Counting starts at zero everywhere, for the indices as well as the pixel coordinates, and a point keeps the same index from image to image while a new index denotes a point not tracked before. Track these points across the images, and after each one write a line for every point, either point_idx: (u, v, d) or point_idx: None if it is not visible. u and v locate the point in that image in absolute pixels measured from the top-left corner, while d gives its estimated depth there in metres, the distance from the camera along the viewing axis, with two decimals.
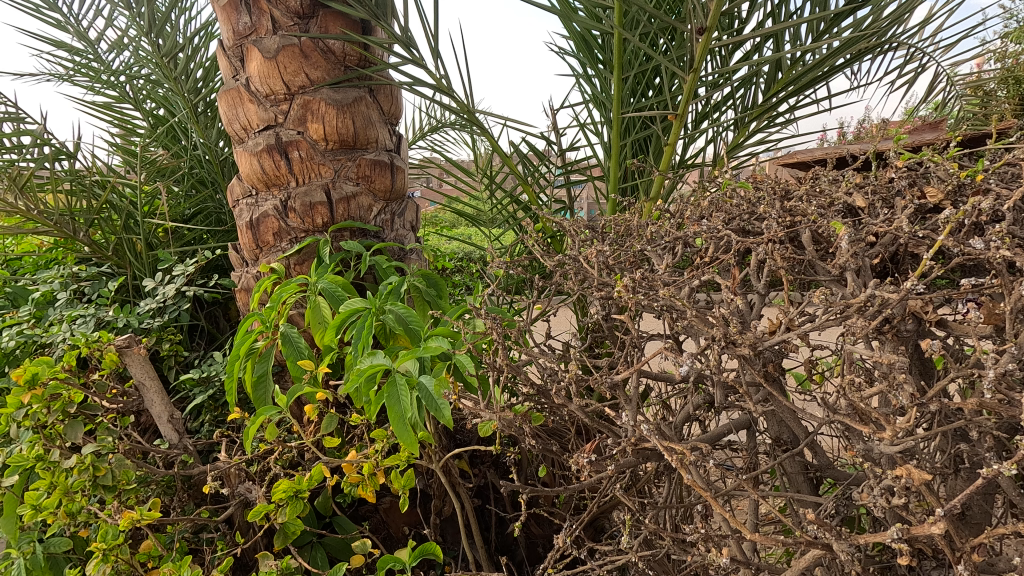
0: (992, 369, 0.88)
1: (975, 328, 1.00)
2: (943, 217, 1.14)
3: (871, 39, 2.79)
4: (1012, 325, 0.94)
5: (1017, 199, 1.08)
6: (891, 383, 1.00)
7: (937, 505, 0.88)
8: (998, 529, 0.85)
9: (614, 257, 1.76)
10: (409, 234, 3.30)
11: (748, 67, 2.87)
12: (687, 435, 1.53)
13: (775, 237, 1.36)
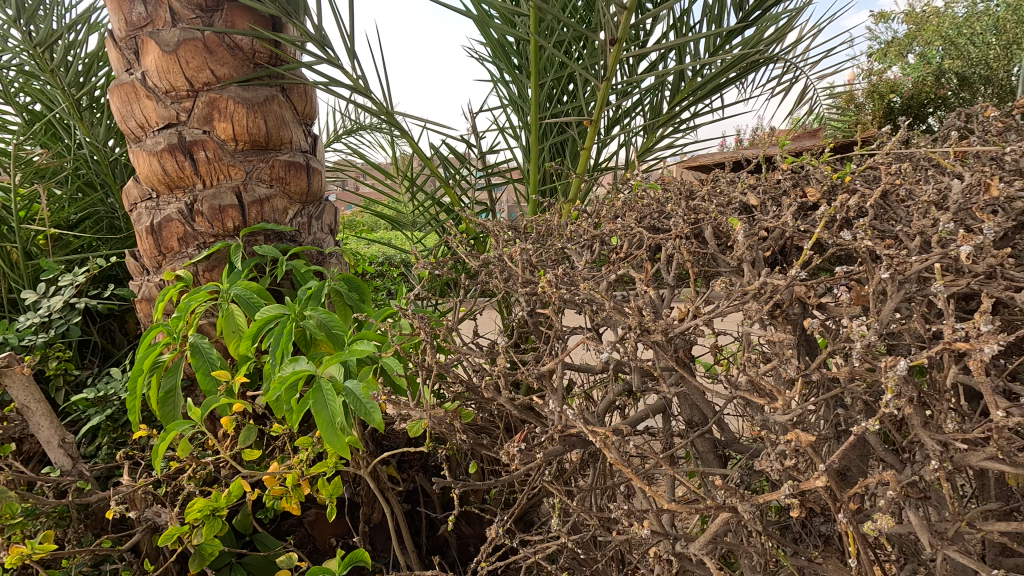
0: (858, 342, 1.03)
1: (847, 307, 1.16)
2: (820, 213, 1.31)
3: (759, 53, 3.07)
4: (876, 304, 1.10)
5: (876, 197, 1.26)
6: (781, 359, 1.13)
7: (821, 463, 1.02)
8: (868, 479, 0.99)
9: (537, 255, 1.83)
10: (328, 238, 3.22)
11: (653, 77, 3.08)
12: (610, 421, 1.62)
13: (681, 233, 1.48)
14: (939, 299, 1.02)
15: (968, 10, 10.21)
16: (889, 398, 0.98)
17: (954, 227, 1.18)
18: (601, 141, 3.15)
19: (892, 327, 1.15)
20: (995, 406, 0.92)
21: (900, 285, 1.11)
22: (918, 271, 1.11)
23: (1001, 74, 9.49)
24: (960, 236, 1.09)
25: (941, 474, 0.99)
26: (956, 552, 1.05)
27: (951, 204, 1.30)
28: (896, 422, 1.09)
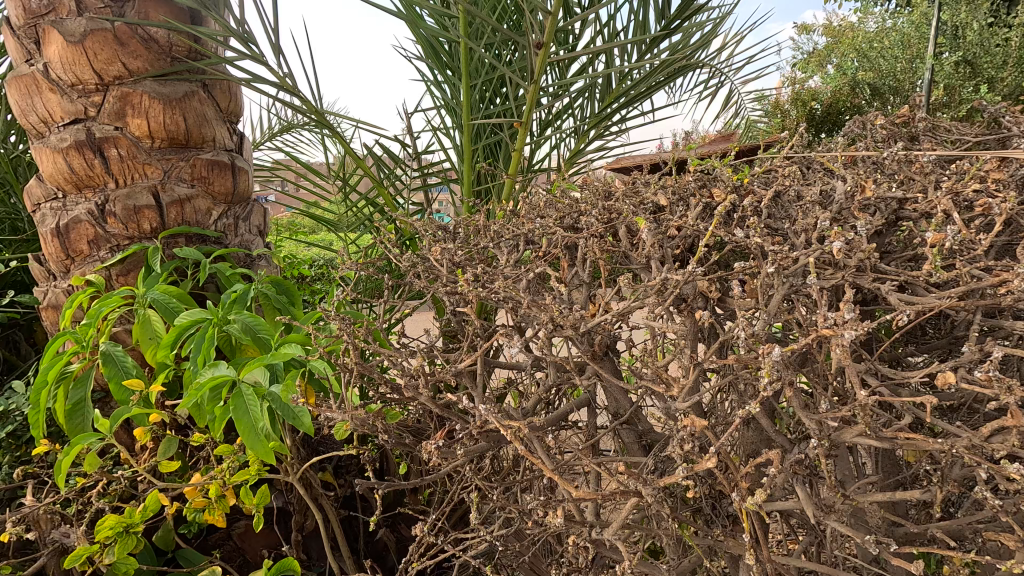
0: (743, 331, 1.12)
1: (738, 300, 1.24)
2: (717, 213, 1.40)
3: (684, 59, 3.21)
4: (762, 296, 1.19)
5: (765, 197, 1.36)
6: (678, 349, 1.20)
7: (712, 445, 1.09)
8: (753, 458, 1.06)
9: (461, 255, 1.85)
10: (256, 239, 3.11)
11: (582, 80, 3.16)
12: (533, 415, 1.66)
13: (595, 232, 1.54)
14: (813, 290, 1.12)
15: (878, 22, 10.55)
16: (770, 381, 1.07)
17: (832, 225, 1.30)
18: (534, 142, 3.20)
19: (778, 318, 1.25)
20: (857, 386, 1.03)
21: (783, 278, 1.20)
22: (798, 266, 1.21)
23: (907, 85, 9.65)
24: (833, 232, 1.19)
25: (818, 451, 1.07)
26: (837, 522, 1.15)
27: (833, 205, 1.42)
28: (781, 404, 1.19)
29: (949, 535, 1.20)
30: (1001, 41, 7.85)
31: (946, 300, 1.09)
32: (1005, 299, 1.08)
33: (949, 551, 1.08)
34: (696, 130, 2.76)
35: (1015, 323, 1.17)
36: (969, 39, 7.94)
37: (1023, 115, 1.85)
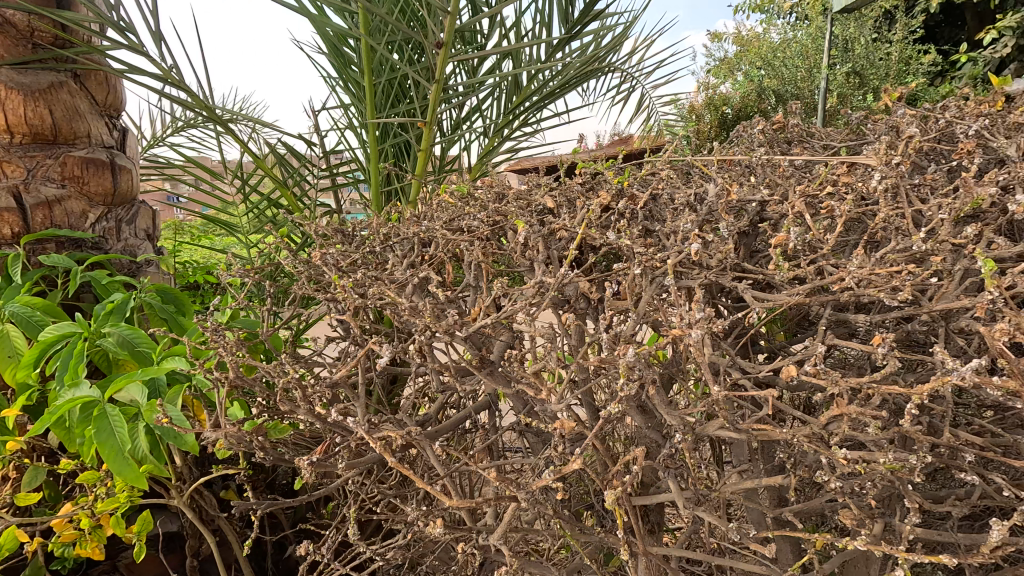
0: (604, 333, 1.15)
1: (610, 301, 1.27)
2: (593, 215, 1.42)
3: (597, 63, 3.28)
4: (629, 296, 1.22)
5: (635, 200, 1.40)
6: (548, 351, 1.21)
7: (581, 446, 1.10)
8: (619, 456, 1.09)
9: (349, 259, 1.79)
10: (144, 244, 2.85)
11: (492, 80, 3.14)
12: (426, 422, 1.62)
13: (478, 235, 1.53)
14: (672, 291, 1.16)
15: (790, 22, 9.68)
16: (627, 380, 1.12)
17: (697, 227, 1.35)
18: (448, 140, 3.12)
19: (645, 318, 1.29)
20: (709, 383, 1.08)
21: (649, 280, 1.25)
22: (662, 268, 1.26)
23: (807, 94, 9.44)
24: (694, 234, 1.24)
25: (681, 447, 1.12)
26: (705, 512, 1.20)
27: (702, 207, 1.48)
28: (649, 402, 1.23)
29: (807, 515, 1.29)
30: (883, 53, 7.58)
31: (791, 297, 1.16)
32: (843, 295, 1.17)
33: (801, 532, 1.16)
34: (607, 133, 2.82)
35: (855, 316, 1.27)
36: (856, 50, 7.61)
37: (879, 121, 2.01)
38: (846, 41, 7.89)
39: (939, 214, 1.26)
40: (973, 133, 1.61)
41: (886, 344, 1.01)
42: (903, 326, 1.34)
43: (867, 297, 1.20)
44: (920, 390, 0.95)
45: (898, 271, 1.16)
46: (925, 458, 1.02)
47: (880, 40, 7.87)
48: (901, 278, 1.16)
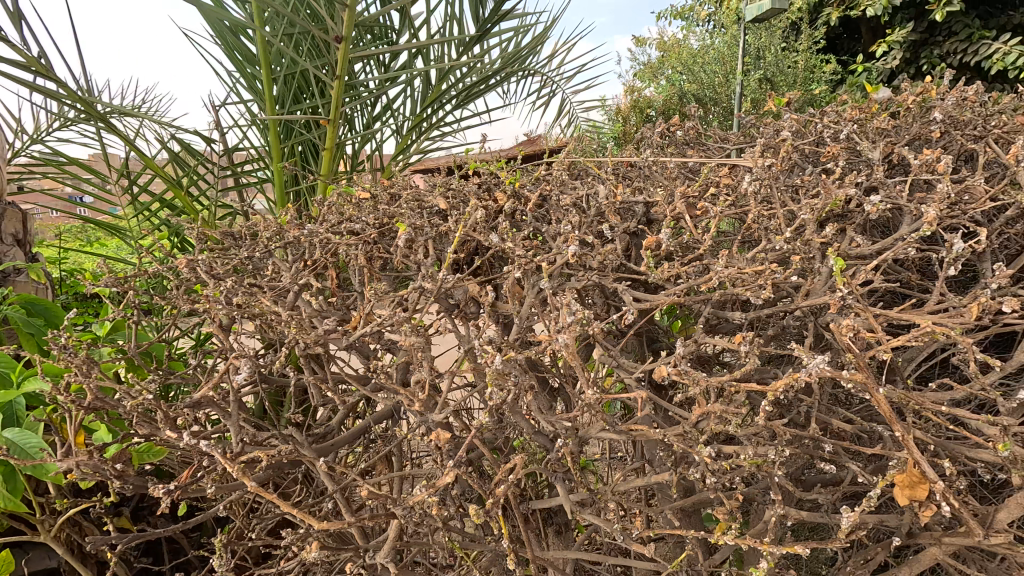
0: (482, 340, 1.14)
1: (490, 306, 1.25)
2: (477, 218, 1.39)
3: (516, 65, 3.26)
4: (509, 301, 1.21)
5: (518, 202, 1.37)
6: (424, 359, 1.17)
7: (456, 459, 1.08)
8: (495, 466, 1.08)
9: (228, 266, 1.66)
10: (12, 250, 2.52)
11: (405, 78, 3.01)
12: (318, 436, 1.55)
13: (360, 238, 1.46)
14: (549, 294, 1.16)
15: (704, 31, 9.40)
16: (504, 387, 1.11)
17: (579, 229, 1.35)
18: (363, 139, 3.01)
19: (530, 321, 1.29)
20: (584, 387, 1.09)
21: (531, 283, 1.25)
22: (543, 270, 1.25)
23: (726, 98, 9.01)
24: (572, 237, 1.24)
25: (559, 453, 1.12)
26: (590, 516, 1.24)
27: (590, 207, 1.50)
28: (534, 406, 1.23)
29: (691, 509, 1.34)
30: (791, 62, 7.44)
31: (666, 297, 1.19)
32: (713, 296, 1.20)
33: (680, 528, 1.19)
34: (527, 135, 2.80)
35: (729, 313, 1.32)
36: (767, 59, 7.46)
37: (765, 125, 2.09)
38: (754, 48, 7.66)
39: (804, 214, 1.32)
40: (842, 136, 1.72)
41: (747, 343, 1.05)
42: (776, 321, 1.41)
43: (738, 295, 1.25)
44: (774, 387, 1.00)
45: (763, 270, 1.21)
46: (782, 451, 1.08)
47: (788, 50, 7.71)
48: (766, 276, 1.21)
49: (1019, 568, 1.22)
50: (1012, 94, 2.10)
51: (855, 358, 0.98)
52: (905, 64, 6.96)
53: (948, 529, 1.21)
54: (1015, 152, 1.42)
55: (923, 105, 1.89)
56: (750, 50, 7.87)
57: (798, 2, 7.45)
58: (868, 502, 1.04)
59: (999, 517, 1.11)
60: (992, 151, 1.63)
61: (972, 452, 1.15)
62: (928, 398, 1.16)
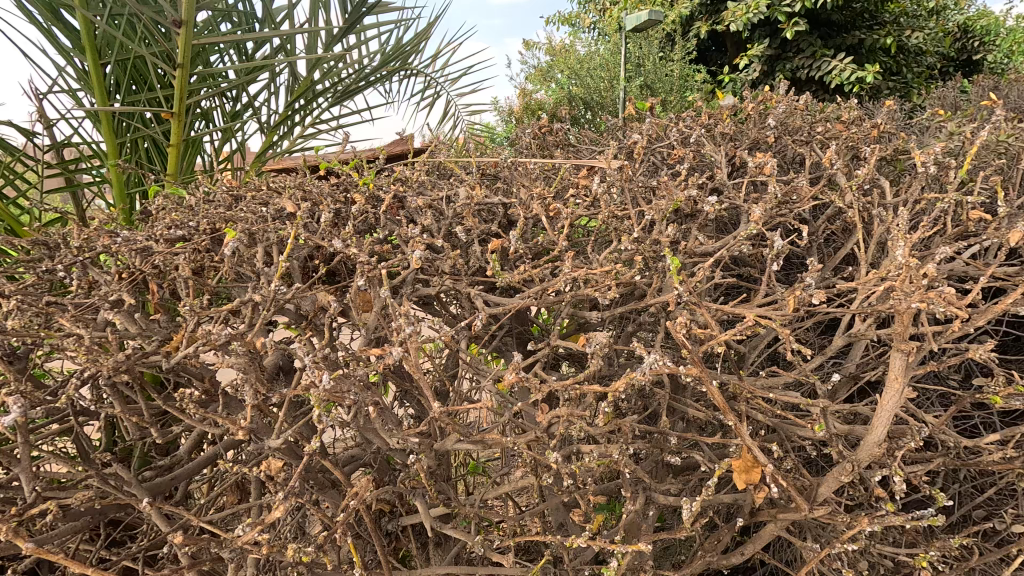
0: (318, 355, 1.06)
1: (329, 318, 1.16)
2: (319, 222, 1.30)
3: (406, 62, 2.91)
4: (347, 312, 1.13)
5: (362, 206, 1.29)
6: (252, 381, 1.07)
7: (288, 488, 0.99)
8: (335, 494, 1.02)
9: (28, 282, 1.42)
10: None
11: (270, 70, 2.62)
12: (157, 472, 1.46)
13: (186, 247, 1.31)
14: (388, 303, 1.09)
15: (588, 38, 9.49)
16: (341, 406, 1.03)
17: (429, 233, 1.30)
18: (225, 136, 2.68)
19: (379, 332, 1.23)
20: (430, 399, 1.05)
21: (376, 291, 1.18)
22: (388, 277, 1.19)
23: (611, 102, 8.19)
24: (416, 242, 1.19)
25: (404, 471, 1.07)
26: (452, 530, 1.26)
27: (447, 210, 1.45)
28: (385, 421, 1.17)
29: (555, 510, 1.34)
30: (668, 70, 7.66)
31: (516, 303, 1.22)
32: (559, 297, 1.20)
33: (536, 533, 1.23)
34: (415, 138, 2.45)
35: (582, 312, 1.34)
36: (646, 66, 7.63)
37: (628, 127, 2.17)
38: (635, 57, 7.89)
39: (648, 214, 1.37)
40: (690, 140, 1.82)
41: (590, 346, 1.10)
42: (629, 319, 1.45)
43: (587, 296, 1.27)
44: (614, 387, 1.03)
45: (608, 270, 1.24)
46: (625, 448, 1.10)
47: (666, 59, 7.93)
48: (611, 276, 1.24)
49: (839, 532, 1.36)
50: (835, 104, 2.35)
51: (689, 355, 1.02)
52: (764, 76, 7.65)
53: (781, 504, 1.32)
54: (831, 156, 1.57)
55: (761, 112, 2.05)
56: (631, 58, 8.06)
57: (671, 14, 7.92)
58: (705, 489, 1.10)
59: (819, 491, 1.22)
60: (815, 155, 1.80)
61: (797, 433, 1.26)
62: (757, 386, 1.25)
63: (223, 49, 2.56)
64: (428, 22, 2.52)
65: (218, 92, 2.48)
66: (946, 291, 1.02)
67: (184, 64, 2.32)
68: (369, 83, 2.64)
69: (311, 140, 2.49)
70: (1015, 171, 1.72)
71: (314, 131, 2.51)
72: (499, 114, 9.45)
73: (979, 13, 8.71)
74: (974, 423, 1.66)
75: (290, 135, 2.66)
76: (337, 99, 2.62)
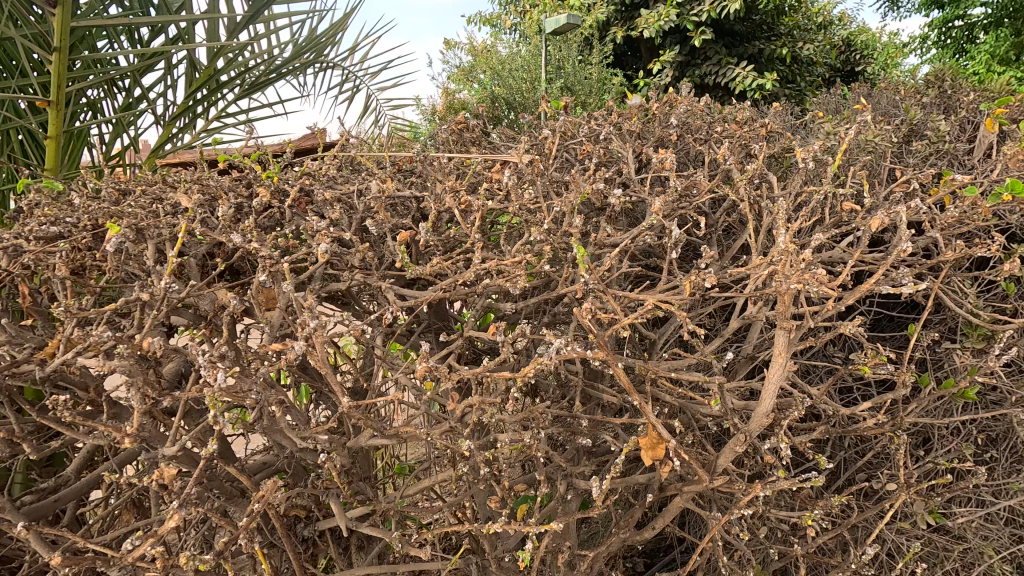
0: (216, 355, 1.01)
1: (228, 317, 1.11)
2: (215, 218, 1.24)
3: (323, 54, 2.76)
4: (251, 311, 1.10)
5: (263, 199, 1.25)
6: (141, 386, 1.01)
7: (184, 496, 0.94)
8: (234, 497, 0.98)
9: None
10: None
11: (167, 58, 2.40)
12: (38, 497, 1.33)
13: (62, 245, 1.21)
14: (292, 299, 1.07)
15: (509, 38, 9.54)
16: (242, 406, 1.00)
17: (336, 227, 1.28)
18: (116, 130, 2.46)
19: (285, 329, 1.19)
20: (338, 395, 1.04)
21: (280, 287, 1.14)
22: (291, 273, 1.16)
23: (533, 102, 8.26)
24: (322, 236, 1.16)
25: (314, 468, 1.06)
26: (370, 529, 1.25)
27: (358, 204, 1.43)
28: (293, 421, 1.14)
29: (474, 501, 1.35)
30: (587, 73, 7.86)
31: (428, 295, 1.22)
32: (469, 288, 1.22)
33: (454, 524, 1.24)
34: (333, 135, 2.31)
35: (494, 303, 1.36)
36: (566, 68, 7.79)
37: (542, 125, 2.22)
38: (555, 59, 8.03)
39: (557, 207, 1.42)
40: (599, 137, 1.89)
41: (500, 334, 1.13)
42: (542, 309, 1.50)
43: (498, 286, 1.29)
44: (522, 373, 1.05)
45: (518, 261, 1.27)
46: (535, 433, 1.14)
47: (585, 62, 8.13)
48: (520, 267, 1.27)
49: (738, 500, 1.47)
50: (733, 106, 2.52)
51: (594, 339, 1.06)
52: (676, 80, 8.05)
53: (685, 478, 1.41)
54: (725, 152, 1.69)
55: (665, 111, 2.16)
56: (552, 61, 8.20)
57: (588, 19, 8.17)
58: (612, 468, 1.15)
59: (718, 463, 1.32)
60: (712, 153, 1.93)
61: (698, 410, 1.35)
62: (660, 367, 1.33)
63: (111, 34, 2.34)
64: (342, 13, 2.43)
65: (105, 81, 2.25)
66: (818, 272, 1.13)
67: (61, 48, 2.09)
68: (280, 75, 2.51)
69: (217, 135, 2.34)
70: (881, 167, 1.93)
71: (220, 125, 2.35)
72: (422, 112, 9.33)
73: (859, 29, 9.65)
74: (852, 394, 1.85)
75: (193, 129, 2.49)
76: (244, 92, 2.45)
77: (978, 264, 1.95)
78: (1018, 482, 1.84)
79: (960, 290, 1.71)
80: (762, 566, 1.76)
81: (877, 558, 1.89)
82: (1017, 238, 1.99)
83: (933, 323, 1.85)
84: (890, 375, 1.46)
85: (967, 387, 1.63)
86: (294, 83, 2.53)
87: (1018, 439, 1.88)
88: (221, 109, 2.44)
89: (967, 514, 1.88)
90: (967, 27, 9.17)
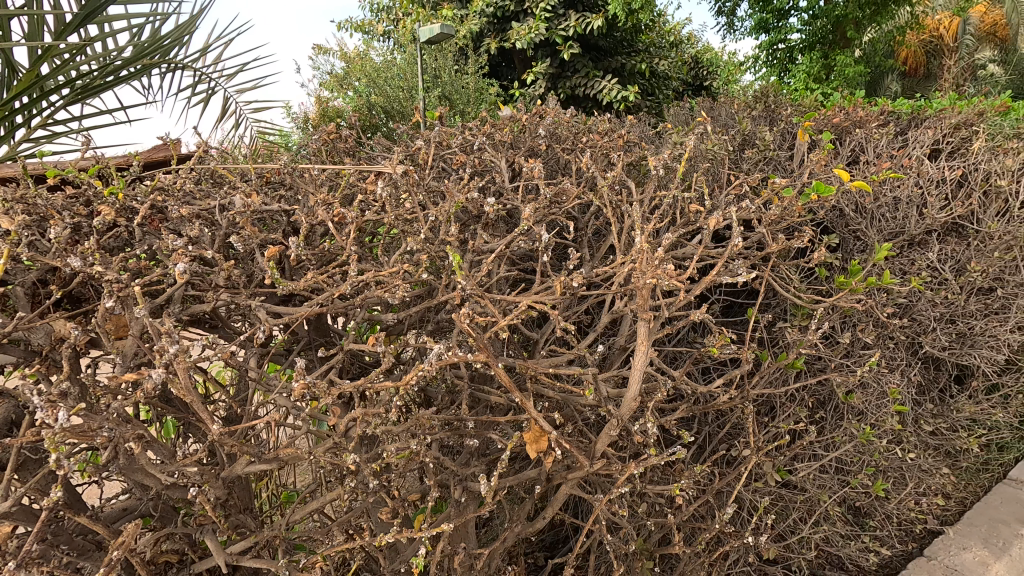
0: (55, 392, 0.91)
1: (68, 351, 1.00)
2: (45, 240, 1.10)
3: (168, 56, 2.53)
4: (97, 341, 1.00)
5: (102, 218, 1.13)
6: None
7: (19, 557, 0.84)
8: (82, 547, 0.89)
9: None
10: None
11: None
12: None
13: None
14: (145, 326, 0.99)
15: (383, 46, 9.38)
16: (91, 447, 0.90)
17: (194, 248, 1.19)
18: None
19: (140, 357, 1.09)
20: (206, 422, 0.98)
21: (132, 313, 1.05)
22: (142, 297, 1.07)
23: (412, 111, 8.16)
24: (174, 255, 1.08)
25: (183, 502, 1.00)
26: (252, 560, 1.19)
27: (219, 220, 1.34)
28: (154, 457, 1.05)
29: (363, 518, 1.32)
30: (464, 83, 7.91)
31: (303, 310, 1.19)
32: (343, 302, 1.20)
33: (346, 542, 1.22)
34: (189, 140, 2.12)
35: (373, 316, 1.35)
36: (442, 77, 7.76)
37: (416, 134, 2.22)
38: (431, 69, 8.00)
39: (433, 216, 1.44)
40: (473, 147, 1.94)
41: (380, 345, 1.13)
42: (424, 318, 1.51)
43: (378, 297, 1.29)
44: (404, 382, 1.06)
45: (395, 272, 1.28)
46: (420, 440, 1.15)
47: (462, 71, 8.19)
48: (399, 278, 1.28)
49: (618, 480, 1.60)
50: (596, 117, 2.70)
51: (473, 342, 1.11)
52: (548, 92, 8.41)
53: (569, 466, 1.51)
54: (588, 161, 1.82)
55: (534, 122, 2.27)
56: (428, 70, 8.17)
57: (461, 30, 8.27)
58: (499, 464, 1.20)
59: (596, 449, 1.42)
60: (578, 161, 2.06)
61: (577, 401, 1.44)
62: (539, 365, 1.40)
63: None
64: (190, 15, 2.27)
65: None
66: (668, 268, 1.26)
67: None
68: (119, 78, 2.27)
69: (47, 145, 2.07)
70: (720, 172, 2.19)
71: (50, 135, 2.08)
72: (294, 117, 8.83)
73: (704, 49, 10.72)
74: (709, 374, 2.08)
75: (12, 138, 2.17)
76: (77, 96, 2.18)
77: (799, 254, 2.29)
78: (840, 435, 2.19)
79: (786, 277, 2.01)
80: (645, 540, 1.92)
81: (738, 516, 2.14)
82: (827, 230, 2.36)
83: (769, 306, 2.14)
84: (735, 354, 1.67)
85: (796, 358, 1.91)
86: (138, 89, 2.30)
87: (838, 399, 2.23)
88: (49, 116, 2.15)
89: (805, 468, 2.19)
90: (788, 50, 10.47)
